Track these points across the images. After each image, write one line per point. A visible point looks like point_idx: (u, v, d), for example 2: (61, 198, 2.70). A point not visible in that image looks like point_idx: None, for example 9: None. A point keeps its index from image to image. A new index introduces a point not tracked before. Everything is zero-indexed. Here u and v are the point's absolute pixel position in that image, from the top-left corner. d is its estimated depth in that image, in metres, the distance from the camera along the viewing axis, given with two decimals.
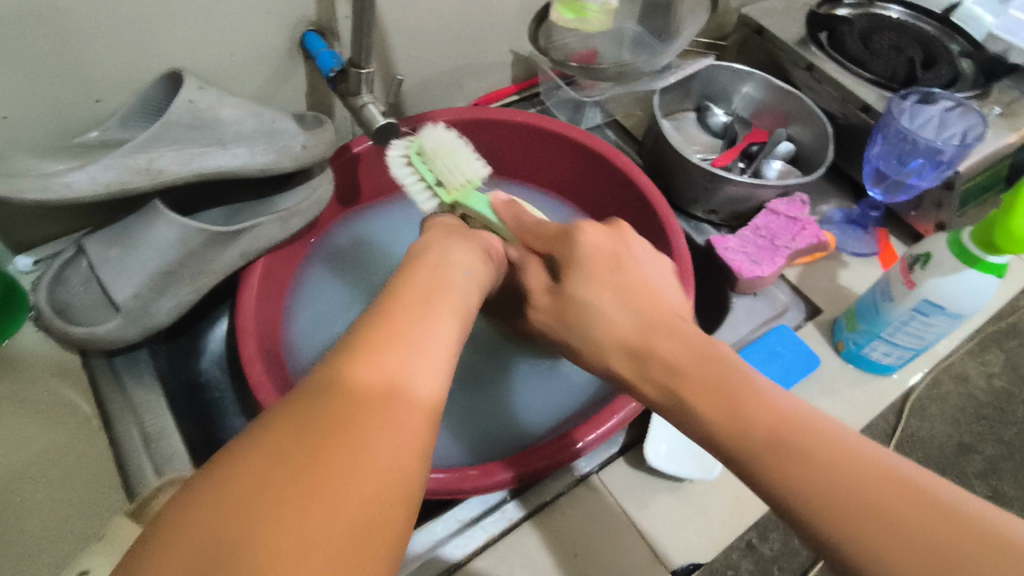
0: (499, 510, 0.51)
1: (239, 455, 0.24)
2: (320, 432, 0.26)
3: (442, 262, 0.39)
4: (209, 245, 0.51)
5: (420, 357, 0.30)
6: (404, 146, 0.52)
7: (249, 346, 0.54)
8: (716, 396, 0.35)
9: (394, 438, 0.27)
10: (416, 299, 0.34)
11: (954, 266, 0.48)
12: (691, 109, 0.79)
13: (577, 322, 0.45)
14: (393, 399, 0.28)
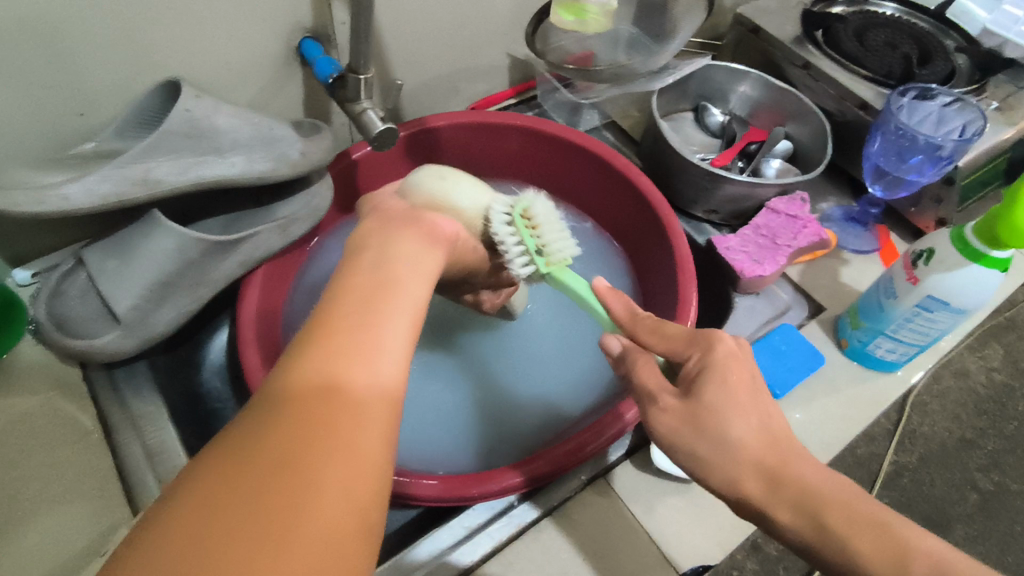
0: (505, 517, 0.50)
1: (182, 508, 0.22)
2: (270, 476, 0.23)
3: (388, 252, 0.35)
4: (210, 253, 0.51)
5: (373, 354, 0.28)
6: (508, 204, 0.49)
7: (250, 355, 0.53)
8: (854, 516, 0.33)
9: (306, 472, 0.24)
10: (353, 307, 0.30)
11: (956, 261, 0.48)
12: (688, 110, 0.79)
13: (712, 430, 0.35)
14: (333, 393, 0.26)
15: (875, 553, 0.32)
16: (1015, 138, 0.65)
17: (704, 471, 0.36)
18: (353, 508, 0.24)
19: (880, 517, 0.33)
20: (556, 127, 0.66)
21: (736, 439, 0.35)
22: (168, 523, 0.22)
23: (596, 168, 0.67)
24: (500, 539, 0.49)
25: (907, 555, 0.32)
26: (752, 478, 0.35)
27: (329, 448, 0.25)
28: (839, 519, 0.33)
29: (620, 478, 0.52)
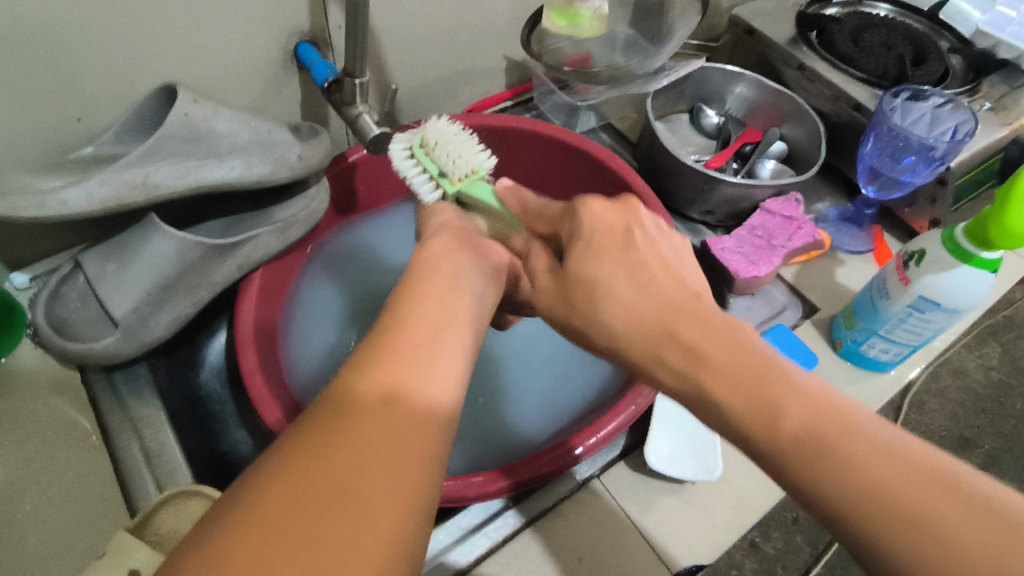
0: (502, 517, 0.51)
1: (260, 509, 0.22)
2: (326, 491, 0.23)
3: (454, 280, 0.35)
4: (208, 255, 0.52)
5: (434, 369, 0.29)
6: (409, 138, 0.51)
7: (248, 357, 0.54)
8: (754, 385, 0.30)
9: (357, 491, 0.23)
10: (422, 327, 0.31)
11: (949, 261, 0.48)
12: (684, 111, 0.79)
13: (586, 305, 0.37)
14: (394, 405, 0.27)
15: (754, 417, 0.30)
16: (1009, 139, 0.65)
17: (622, 356, 0.36)
18: (399, 521, 0.24)
19: (790, 396, 0.29)
20: (555, 131, 0.67)
21: (604, 318, 0.36)
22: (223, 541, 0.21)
23: (594, 176, 0.68)
24: (497, 539, 0.50)
25: (828, 450, 0.28)
26: (649, 359, 0.34)
27: (385, 451, 0.25)
28: (722, 387, 0.31)
29: (618, 477, 0.52)
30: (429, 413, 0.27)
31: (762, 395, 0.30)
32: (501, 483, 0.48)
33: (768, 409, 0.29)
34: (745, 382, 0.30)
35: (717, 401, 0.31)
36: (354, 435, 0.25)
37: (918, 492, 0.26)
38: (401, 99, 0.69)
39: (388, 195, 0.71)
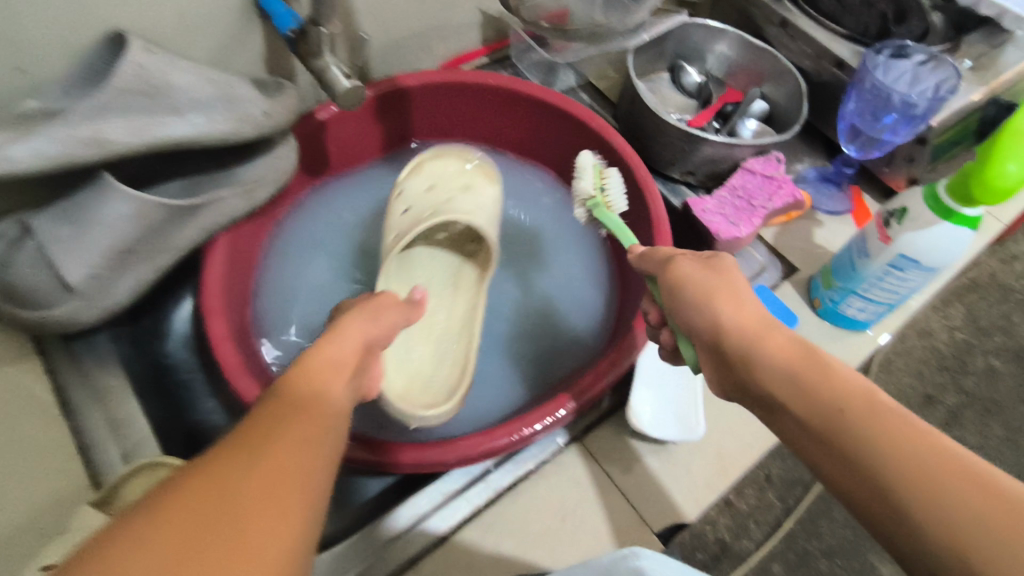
0: (482, 482, 0.50)
1: (187, 484, 0.25)
2: (250, 465, 0.27)
3: (344, 342, 0.38)
4: (169, 218, 0.49)
5: (329, 386, 0.34)
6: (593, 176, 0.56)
7: (216, 326, 0.52)
8: (814, 379, 0.32)
9: (285, 480, 0.27)
10: (320, 366, 0.35)
11: (931, 219, 0.48)
12: (665, 70, 0.77)
13: (689, 282, 0.39)
14: (300, 410, 0.31)
15: (810, 413, 0.32)
16: (986, 98, 0.65)
17: (694, 307, 0.38)
18: (313, 498, 0.28)
19: (830, 380, 0.32)
20: (529, 85, 0.64)
21: (730, 310, 0.36)
22: (161, 517, 0.24)
23: (568, 132, 0.66)
24: (477, 503, 0.49)
25: (873, 437, 0.29)
26: (722, 300, 0.37)
27: (292, 441, 0.29)
28: (782, 375, 0.33)
29: (599, 439, 0.52)
30: (323, 411, 0.32)
31: (915, 436, 0.28)
32: (481, 444, 0.47)
33: (915, 441, 0.28)
34: (803, 373, 0.33)
35: (764, 374, 0.34)
36: (274, 435, 0.29)
37: (943, 468, 0.27)
38: (372, 54, 0.65)
39: (361, 156, 0.68)
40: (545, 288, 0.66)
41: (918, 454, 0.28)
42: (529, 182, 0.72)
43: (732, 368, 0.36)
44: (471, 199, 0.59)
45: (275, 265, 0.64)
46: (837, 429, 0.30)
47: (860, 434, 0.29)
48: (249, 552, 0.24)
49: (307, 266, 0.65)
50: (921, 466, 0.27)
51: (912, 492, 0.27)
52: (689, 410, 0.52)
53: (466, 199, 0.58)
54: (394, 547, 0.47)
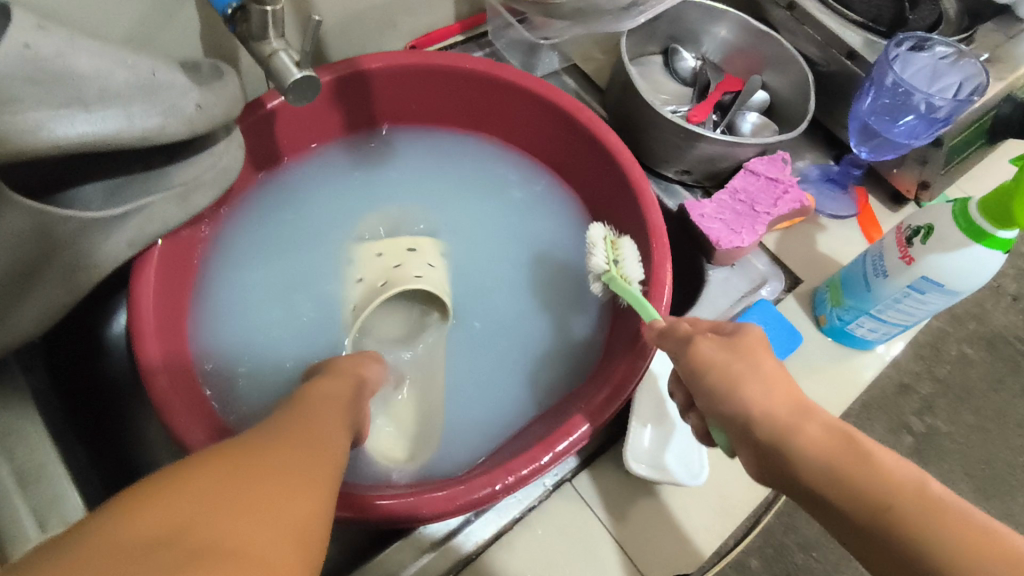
0: (462, 533, 0.44)
1: (188, 476, 0.25)
2: (251, 469, 0.26)
3: (331, 405, 0.36)
4: (85, 231, 0.41)
5: (327, 427, 0.33)
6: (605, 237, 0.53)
7: (149, 353, 0.45)
8: (857, 467, 0.32)
9: (296, 466, 0.28)
10: (316, 417, 0.34)
11: (961, 240, 0.43)
12: (656, 52, 0.70)
13: (713, 372, 0.37)
14: (306, 439, 0.31)
15: (857, 509, 0.31)
16: (1001, 95, 0.60)
17: (720, 396, 0.37)
18: (318, 508, 0.27)
19: (874, 468, 0.32)
20: (509, 70, 0.56)
21: (759, 398, 0.36)
22: (184, 480, 0.24)
23: (554, 124, 0.59)
24: (456, 557, 0.44)
25: (926, 535, 0.29)
26: (751, 385, 0.36)
27: (296, 461, 0.28)
28: (822, 466, 0.33)
29: (590, 479, 0.47)
30: (329, 427, 0.33)
31: (972, 544, 0.28)
32: (462, 495, 0.41)
33: (974, 550, 0.28)
34: (844, 461, 0.32)
35: (803, 463, 0.33)
36: (284, 434, 0.30)
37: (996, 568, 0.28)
38: (329, 31, 0.57)
39: (319, 148, 0.61)
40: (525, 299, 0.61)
41: (983, 568, 0.28)
42: (511, 176, 0.65)
43: (767, 457, 0.35)
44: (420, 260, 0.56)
45: (217, 279, 0.56)
46: (890, 528, 0.30)
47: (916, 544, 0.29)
48: (252, 526, 0.23)
49: (257, 278, 0.57)
50: (976, 561, 0.28)
51: None
52: (691, 447, 0.46)
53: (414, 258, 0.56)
54: None
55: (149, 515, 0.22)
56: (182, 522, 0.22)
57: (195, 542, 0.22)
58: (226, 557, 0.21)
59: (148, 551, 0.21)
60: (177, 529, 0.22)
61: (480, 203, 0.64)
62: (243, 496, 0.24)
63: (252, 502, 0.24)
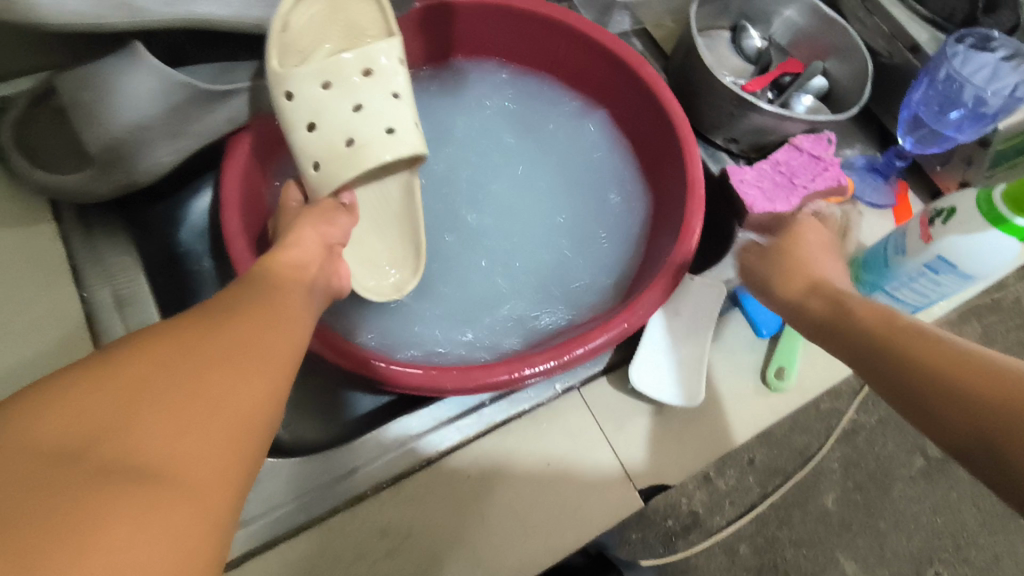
0: (475, 415, 0.50)
1: (114, 372, 0.26)
2: (180, 364, 0.27)
3: (291, 287, 0.37)
4: (196, 98, 0.48)
5: (283, 315, 0.34)
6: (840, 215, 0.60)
7: (232, 219, 0.49)
8: (828, 309, 0.40)
9: (228, 358, 0.28)
10: (273, 304, 0.34)
11: (980, 225, 0.46)
12: (727, 28, 0.73)
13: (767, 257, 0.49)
14: (256, 325, 0.31)
15: (826, 319, 0.40)
16: None
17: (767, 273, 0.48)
18: (257, 404, 0.28)
19: (852, 305, 0.39)
20: (582, 21, 0.60)
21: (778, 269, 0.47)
22: (118, 371, 0.26)
23: (618, 78, 0.63)
24: (466, 434, 0.49)
25: (874, 337, 0.36)
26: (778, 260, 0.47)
27: (234, 353, 0.29)
28: (810, 305, 0.42)
29: (596, 390, 0.51)
30: (283, 311, 0.34)
31: (909, 326, 0.35)
32: (481, 376, 0.47)
33: (905, 331, 0.35)
34: (824, 301, 0.41)
35: (798, 310, 0.43)
36: (227, 318, 0.31)
37: (921, 350, 0.33)
38: None
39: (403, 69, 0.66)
40: (565, 239, 0.66)
41: (917, 342, 0.34)
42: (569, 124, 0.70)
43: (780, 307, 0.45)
44: (386, 109, 0.49)
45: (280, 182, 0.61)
46: (849, 338, 0.38)
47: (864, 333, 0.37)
48: (173, 431, 0.25)
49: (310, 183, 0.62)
50: (901, 348, 0.34)
51: (904, 372, 0.34)
52: (691, 376, 0.51)
53: (373, 105, 0.48)
54: (385, 461, 0.47)
55: (56, 422, 0.24)
56: (91, 430, 0.24)
57: (104, 453, 0.23)
58: (148, 471, 0.23)
59: (54, 462, 0.22)
60: (101, 430, 0.24)
61: (540, 149, 0.70)
62: (168, 394, 0.26)
63: (175, 406, 0.25)
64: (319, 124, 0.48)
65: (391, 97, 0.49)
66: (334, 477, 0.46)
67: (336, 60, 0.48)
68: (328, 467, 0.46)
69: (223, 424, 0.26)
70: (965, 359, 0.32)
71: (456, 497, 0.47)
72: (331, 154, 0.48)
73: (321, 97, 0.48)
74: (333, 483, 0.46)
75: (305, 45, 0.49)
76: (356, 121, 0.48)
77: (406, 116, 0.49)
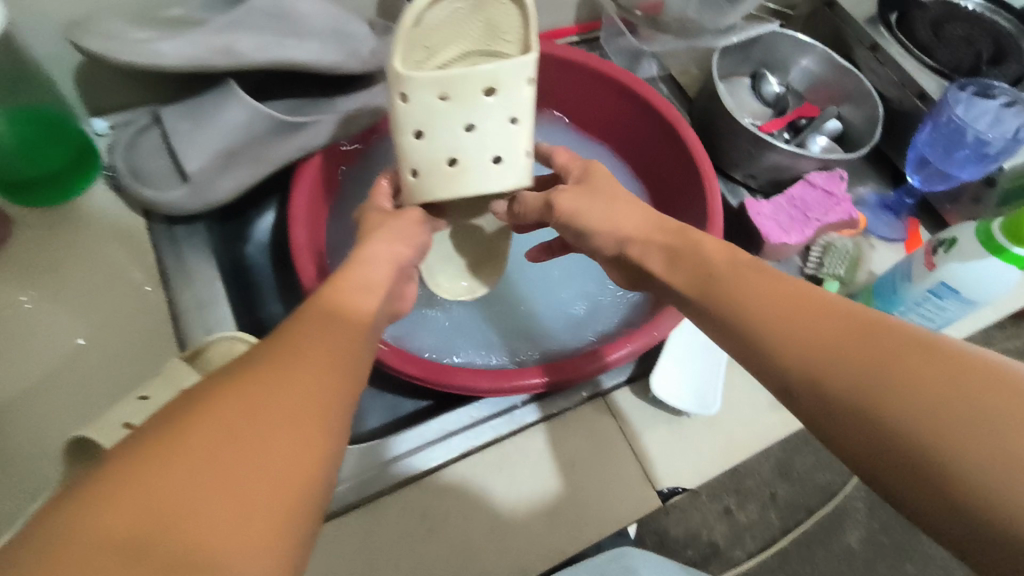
0: (507, 415, 0.54)
1: (169, 452, 0.25)
2: (232, 440, 0.26)
3: (346, 324, 0.35)
4: (276, 130, 0.55)
5: (335, 362, 0.32)
6: (848, 246, 0.66)
7: (299, 233, 0.56)
8: (693, 269, 0.41)
9: (279, 426, 0.28)
10: (325, 350, 0.33)
11: (979, 254, 0.49)
12: (747, 75, 0.78)
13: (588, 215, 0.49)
14: (307, 382, 0.30)
15: (688, 283, 0.41)
16: None
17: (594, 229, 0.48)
18: (308, 477, 0.27)
19: (713, 267, 0.40)
20: (613, 66, 0.67)
21: (620, 217, 0.48)
22: (173, 449, 0.25)
23: (645, 118, 0.69)
24: (498, 432, 0.54)
25: (740, 302, 0.37)
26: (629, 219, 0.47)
27: (285, 420, 0.28)
28: (667, 264, 0.44)
29: (619, 398, 0.56)
30: (339, 361, 0.33)
31: (799, 309, 0.35)
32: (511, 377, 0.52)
33: (800, 316, 0.34)
34: (688, 265, 0.42)
35: (657, 274, 0.44)
36: (282, 377, 0.30)
37: (785, 316, 0.35)
38: None
39: None
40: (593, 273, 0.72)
41: (814, 329, 0.33)
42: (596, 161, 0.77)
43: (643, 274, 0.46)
44: (503, 137, 0.45)
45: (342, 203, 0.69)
46: (718, 297, 0.39)
47: (761, 321, 0.36)
48: (223, 519, 0.24)
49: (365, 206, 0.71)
50: (765, 314, 0.36)
51: (772, 336, 0.35)
52: (708, 386, 0.56)
53: (489, 131, 0.44)
54: (425, 452, 0.52)
55: (116, 512, 0.23)
56: (154, 517, 0.24)
57: (167, 550, 0.23)
58: (199, 565, 0.23)
59: (124, 561, 0.22)
60: (156, 523, 0.23)
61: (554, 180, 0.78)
62: (218, 477, 0.25)
63: (225, 488, 0.25)
64: (428, 134, 0.44)
65: (509, 121, 0.44)
66: (378, 467, 0.51)
67: (466, 72, 0.41)
68: (374, 456, 0.51)
69: (271, 500, 0.26)
70: (866, 339, 0.32)
71: (489, 489, 0.51)
72: (431, 168, 0.45)
73: (435, 107, 0.42)
74: (375, 470, 0.51)
75: (437, 42, 0.43)
76: (466, 143, 0.44)
77: (521, 146, 0.46)
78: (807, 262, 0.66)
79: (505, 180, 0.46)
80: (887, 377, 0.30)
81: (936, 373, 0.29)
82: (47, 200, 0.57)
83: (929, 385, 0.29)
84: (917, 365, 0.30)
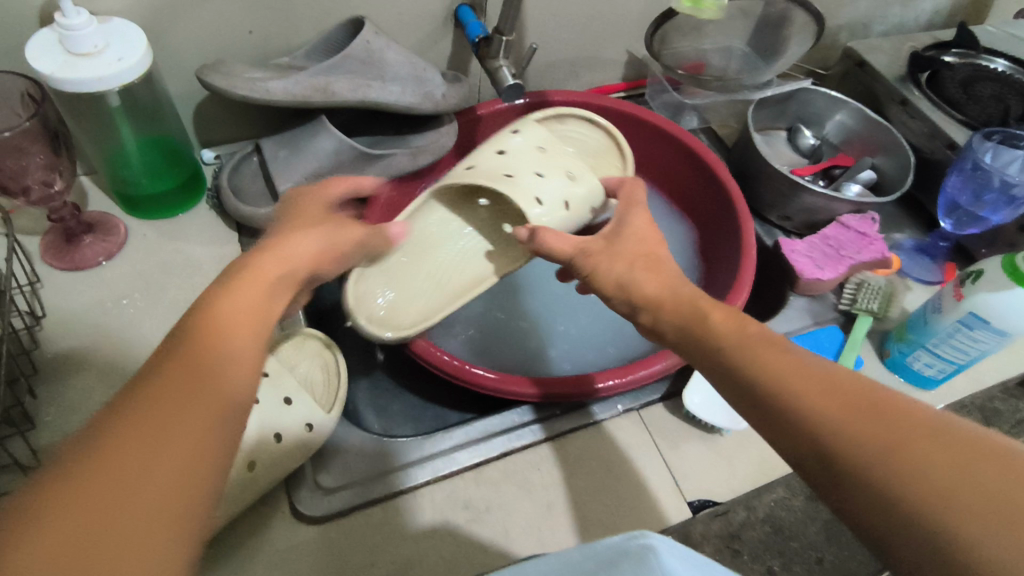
0: (547, 422, 0.58)
1: (66, 494, 0.25)
2: (127, 481, 0.26)
3: (243, 338, 0.34)
4: (358, 159, 0.63)
5: (230, 385, 0.31)
6: (881, 283, 0.68)
7: None
8: (699, 329, 0.40)
9: (174, 464, 0.28)
10: (218, 371, 0.31)
11: (1007, 283, 0.51)
12: (783, 129, 0.85)
13: (613, 268, 0.46)
14: (201, 415, 0.30)
15: (694, 338, 0.40)
16: None
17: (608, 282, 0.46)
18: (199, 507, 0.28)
19: (718, 329, 0.39)
20: (654, 116, 0.74)
21: (634, 270, 0.45)
22: (67, 493, 0.25)
23: (685, 163, 0.75)
24: (538, 437, 0.57)
25: (744, 369, 0.36)
26: (644, 272, 0.45)
27: (190, 453, 0.28)
28: (671, 314, 0.42)
29: (654, 412, 0.60)
30: (236, 386, 0.32)
31: (804, 376, 0.34)
32: (534, 387, 0.58)
33: (810, 389, 0.33)
34: (692, 319, 0.41)
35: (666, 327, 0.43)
36: (172, 410, 0.29)
37: (794, 388, 0.33)
38: (531, 69, 0.79)
39: None
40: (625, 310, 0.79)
41: (819, 406, 0.32)
42: None
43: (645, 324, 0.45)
44: (551, 195, 0.56)
45: None
46: (730, 352, 0.37)
47: (761, 395, 0.35)
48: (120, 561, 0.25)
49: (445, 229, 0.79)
50: (771, 380, 0.34)
51: (776, 408, 0.34)
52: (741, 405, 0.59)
53: (549, 184, 0.57)
54: (473, 449, 0.56)
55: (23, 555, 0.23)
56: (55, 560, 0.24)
57: None
58: None
59: None
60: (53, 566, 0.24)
61: None
62: (111, 520, 0.25)
63: (116, 531, 0.25)
64: (509, 157, 0.59)
65: (562, 205, 0.57)
66: (423, 463, 0.54)
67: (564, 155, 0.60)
68: (422, 450, 0.55)
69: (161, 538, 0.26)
70: (876, 418, 0.31)
71: (530, 488, 0.54)
72: (489, 168, 0.57)
73: (531, 153, 0.59)
74: (419, 464, 0.54)
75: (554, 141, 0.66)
76: (528, 173, 0.57)
77: (555, 215, 0.56)
78: (842, 300, 0.68)
79: (535, 209, 0.54)
80: (890, 463, 0.29)
81: (937, 467, 0.28)
82: (150, 213, 0.66)
83: (932, 471, 0.28)
84: (924, 461, 0.29)
